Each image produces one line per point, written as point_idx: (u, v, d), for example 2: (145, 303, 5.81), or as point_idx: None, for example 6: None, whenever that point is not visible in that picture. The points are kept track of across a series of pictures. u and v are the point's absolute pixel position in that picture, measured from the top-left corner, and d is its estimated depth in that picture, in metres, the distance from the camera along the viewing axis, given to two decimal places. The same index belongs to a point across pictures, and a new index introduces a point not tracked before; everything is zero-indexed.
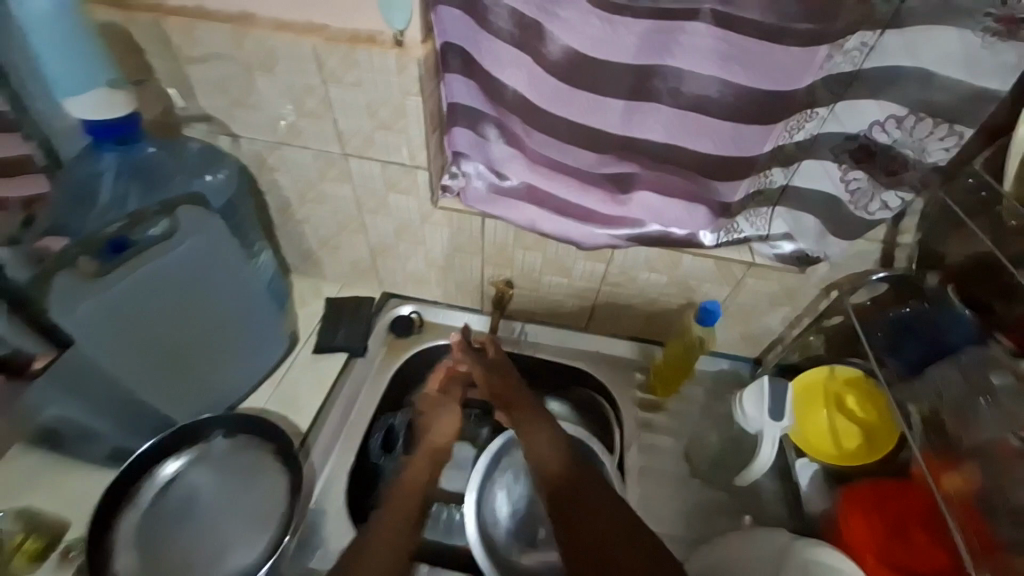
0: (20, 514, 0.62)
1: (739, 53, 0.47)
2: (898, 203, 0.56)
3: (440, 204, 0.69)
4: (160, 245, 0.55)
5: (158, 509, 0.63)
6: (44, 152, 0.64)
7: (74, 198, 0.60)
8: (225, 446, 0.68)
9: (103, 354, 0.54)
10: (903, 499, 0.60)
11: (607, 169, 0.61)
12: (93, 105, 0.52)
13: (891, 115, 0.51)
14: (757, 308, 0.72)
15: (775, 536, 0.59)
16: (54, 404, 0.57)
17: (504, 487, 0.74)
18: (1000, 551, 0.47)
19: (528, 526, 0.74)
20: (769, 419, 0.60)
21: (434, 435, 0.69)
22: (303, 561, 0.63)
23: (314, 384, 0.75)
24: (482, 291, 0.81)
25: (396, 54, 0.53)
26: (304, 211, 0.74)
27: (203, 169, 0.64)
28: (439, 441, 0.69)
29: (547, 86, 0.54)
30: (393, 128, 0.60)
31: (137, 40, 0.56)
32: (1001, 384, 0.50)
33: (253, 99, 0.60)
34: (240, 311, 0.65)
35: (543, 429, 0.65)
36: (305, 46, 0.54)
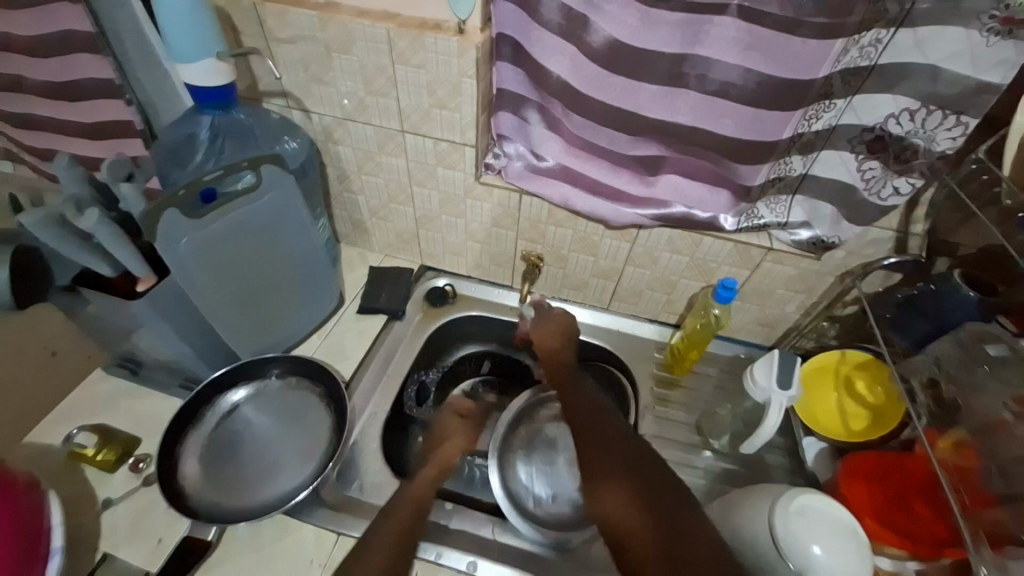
0: (99, 428, 0.70)
1: (760, 43, 0.53)
2: (909, 189, 0.59)
3: (482, 179, 0.76)
4: (246, 196, 0.65)
5: (219, 431, 0.71)
6: (143, 119, 0.75)
7: (172, 153, 0.71)
8: (279, 385, 0.76)
9: (191, 282, 0.63)
10: (905, 471, 0.63)
11: (635, 151, 0.68)
12: (203, 73, 0.63)
13: (905, 108, 0.55)
14: (773, 293, 0.76)
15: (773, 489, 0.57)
16: (143, 329, 0.65)
17: (523, 446, 0.81)
18: (990, 506, 0.49)
19: (546, 485, 0.78)
20: (778, 387, 0.64)
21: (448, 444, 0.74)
22: (343, 488, 0.70)
23: (357, 338, 0.84)
24: (514, 265, 0.88)
25: (458, 39, 0.61)
26: (359, 181, 0.82)
27: (283, 135, 0.74)
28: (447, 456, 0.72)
29: (588, 71, 0.61)
30: (448, 106, 0.68)
31: (235, 22, 0.66)
32: (998, 355, 0.53)
33: (329, 77, 0.69)
34: (303, 259, 0.75)
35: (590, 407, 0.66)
36: (380, 30, 0.62)
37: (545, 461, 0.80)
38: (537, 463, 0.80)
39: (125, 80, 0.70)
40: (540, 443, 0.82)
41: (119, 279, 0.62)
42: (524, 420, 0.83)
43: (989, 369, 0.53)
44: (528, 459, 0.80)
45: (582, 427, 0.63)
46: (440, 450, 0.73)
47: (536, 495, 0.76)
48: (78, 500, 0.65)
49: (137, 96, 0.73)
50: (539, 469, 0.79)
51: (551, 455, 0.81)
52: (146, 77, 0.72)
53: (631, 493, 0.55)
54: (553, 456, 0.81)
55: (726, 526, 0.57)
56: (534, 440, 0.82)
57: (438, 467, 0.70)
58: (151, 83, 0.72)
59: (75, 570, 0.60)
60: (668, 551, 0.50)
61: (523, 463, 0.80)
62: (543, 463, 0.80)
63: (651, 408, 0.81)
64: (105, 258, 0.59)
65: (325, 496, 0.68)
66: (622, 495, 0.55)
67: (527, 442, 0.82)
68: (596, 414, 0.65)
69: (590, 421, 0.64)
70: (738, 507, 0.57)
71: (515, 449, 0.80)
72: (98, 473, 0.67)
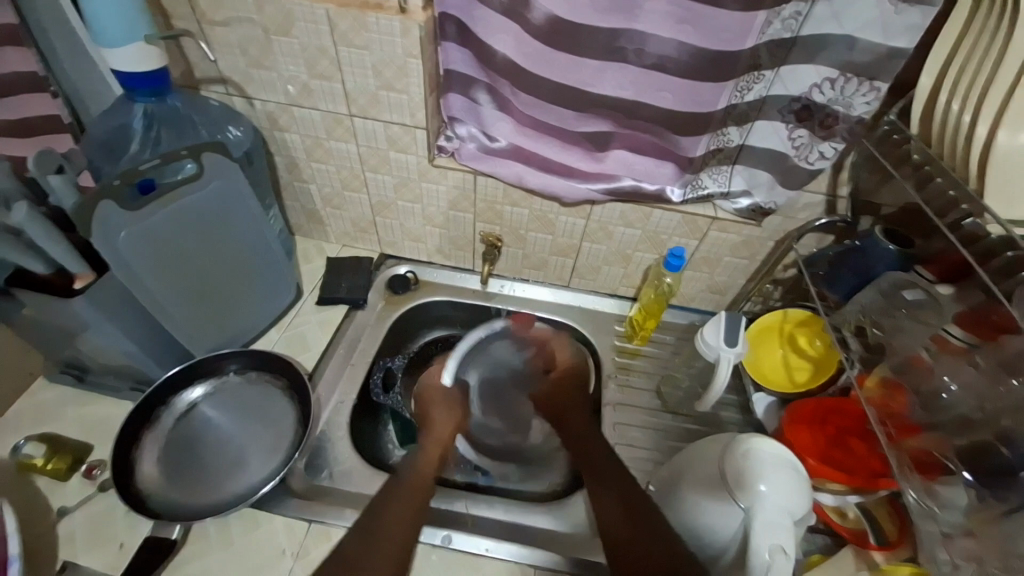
0: (48, 437, 0.67)
1: (690, 16, 0.56)
2: (833, 153, 0.64)
3: (436, 162, 0.76)
4: (188, 184, 0.63)
5: (178, 431, 0.69)
6: (71, 111, 0.71)
7: (104, 145, 0.68)
8: (238, 381, 0.74)
9: (133, 277, 0.61)
10: (845, 415, 0.69)
11: (585, 128, 0.70)
12: (131, 58, 0.60)
13: (826, 77, 0.59)
14: (720, 260, 0.80)
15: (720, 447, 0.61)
16: (86, 331, 0.62)
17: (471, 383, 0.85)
18: (914, 433, 0.54)
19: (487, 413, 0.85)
20: (725, 345, 0.69)
21: (438, 425, 0.75)
22: (312, 478, 0.70)
23: (319, 329, 0.83)
24: (474, 248, 0.89)
25: (400, 18, 0.60)
26: (310, 169, 0.81)
27: (226, 124, 0.72)
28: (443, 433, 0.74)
29: (533, 48, 0.62)
30: (396, 88, 0.67)
31: (164, 5, 0.64)
32: (914, 300, 0.58)
33: (270, 61, 0.67)
34: (256, 251, 0.73)
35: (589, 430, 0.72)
36: (319, 9, 0.61)
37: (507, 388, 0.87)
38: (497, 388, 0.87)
39: (48, 70, 0.67)
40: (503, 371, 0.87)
41: (54, 277, 0.58)
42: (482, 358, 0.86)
43: (908, 312, 0.58)
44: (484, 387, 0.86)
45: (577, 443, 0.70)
46: (432, 438, 0.73)
47: (490, 426, 0.85)
48: (31, 511, 0.62)
49: (63, 88, 0.69)
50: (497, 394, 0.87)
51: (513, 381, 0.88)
52: (72, 67, 0.68)
53: (622, 502, 0.61)
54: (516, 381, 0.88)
55: (683, 514, 0.60)
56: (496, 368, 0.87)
57: (435, 453, 0.70)
58: (78, 74, 0.69)
59: None
60: (659, 542, 0.55)
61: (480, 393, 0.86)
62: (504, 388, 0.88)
63: (614, 377, 0.84)
64: (36, 256, 0.56)
65: (294, 486, 0.68)
66: (615, 499, 0.61)
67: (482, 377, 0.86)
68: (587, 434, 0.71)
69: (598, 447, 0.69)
70: (693, 504, 0.59)
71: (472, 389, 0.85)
72: (50, 483, 0.64)
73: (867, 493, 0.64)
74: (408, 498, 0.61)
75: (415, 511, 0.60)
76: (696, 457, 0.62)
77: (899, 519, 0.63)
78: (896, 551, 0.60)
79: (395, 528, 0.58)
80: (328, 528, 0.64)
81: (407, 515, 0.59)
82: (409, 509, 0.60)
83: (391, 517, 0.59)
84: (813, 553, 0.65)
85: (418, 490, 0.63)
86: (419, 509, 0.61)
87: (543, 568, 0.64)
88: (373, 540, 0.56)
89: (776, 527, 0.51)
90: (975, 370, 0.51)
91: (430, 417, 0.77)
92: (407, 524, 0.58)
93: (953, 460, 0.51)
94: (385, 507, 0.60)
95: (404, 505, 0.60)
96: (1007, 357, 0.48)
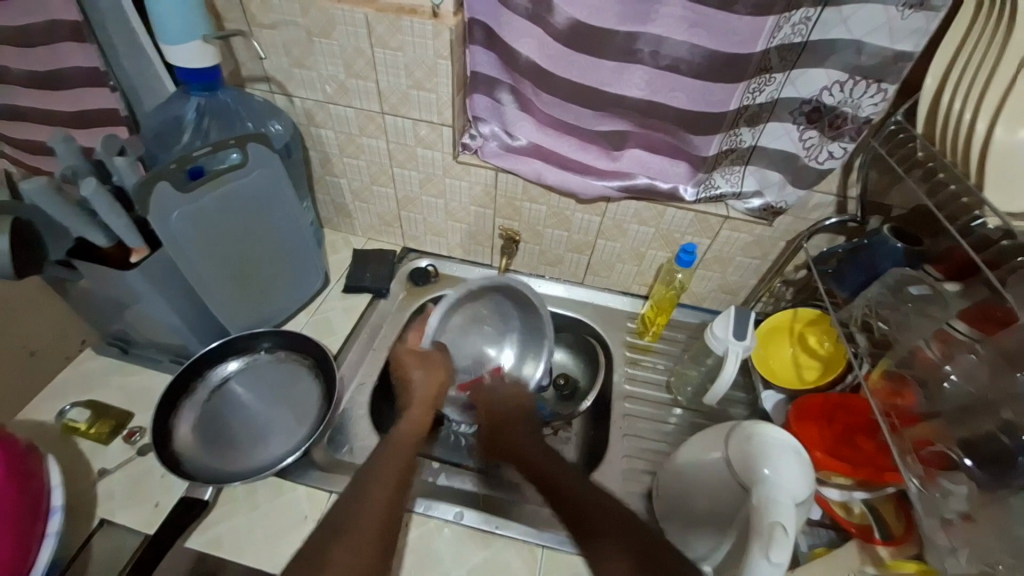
0: (93, 403, 0.72)
1: (703, 20, 0.59)
2: (842, 153, 0.66)
3: (460, 158, 0.81)
4: (233, 172, 0.68)
5: (212, 402, 0.74)
6: (126, 106, 0.78)
7: (156, 134, 0.74)
8: (267, 359, 0.79)
9: (182, 253, 0.66)
10: (853, 415, 0.70)
11: (602, 127, 0.73)
12: (188, 55, 0.66)
13: (835, 81, 0.61)
14: (732, 259, 0.82)
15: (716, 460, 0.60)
16: (135, 303, 0.67)
17: (450, 337, 0.86)
18: (916, 421, 0.55)
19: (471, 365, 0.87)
20: (733, 339, 0.71)
21: (421, 389, 0.78)
22: (333, 452, 0.74)
23: (344, 314, 0.88)
24: (493, 243, 0.92)
25: (433, 22, 0.65)
26: (342, 164, 0.86)
27: (268, 119, 0.78)
28: (427, 396, 0.77)
29: (554, 50, 0.66)
30: (426, 87, 0.72)
31: (219, 10, 0.70)
32: (918, 294, 0.60)
33: (311, 61, 0.73)
34: (289, 236, 0.79)
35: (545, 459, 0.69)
36: (359, 14, 0.66)
37: (487, 324, 0.88)
38: (473, 321, 0.87)
39: (108, 66, 0.74)
40: (481, 306, 0.87)
41: (113, 250, 0.65)
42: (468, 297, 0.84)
43: (914, 305, 0.60)
44: (460, 322, 0.86)
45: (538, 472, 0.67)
46: (416, 402, 0.76)
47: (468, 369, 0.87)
48: (74, 470, 0.67)
49: (121, 83, 0.76)
50: (472, 330, 0.88)
51: (493, 320, 0.89)
52: (130, 65, 0.75)
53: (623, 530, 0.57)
54: (495, 321, 0.89)
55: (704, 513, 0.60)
56: (472, 303, 0.86)
57: (420, 416, 0.74)
58: (134, 70, 0.76)
59: (73, 533, 0.62)
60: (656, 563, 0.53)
61: (455, 330, 0.86)
62: (479, 321, 0.88)
63: (625, 370, 0.87)
64: (99, 228, 0.62)
65: (316, 458, 0.72)
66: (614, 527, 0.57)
67: (460, 317, 0.86)
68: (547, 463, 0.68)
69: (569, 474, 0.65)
70: (710, 507, 0.60)
71: (447, 331, 0.85)
72: (93, 445, 0.69)
73: (874, 489, 0.65)
74: (396, 458, 0.65)
75: (401, 474, 0.63)
76: (695, 472, 0.63)
77: (906, 516, 0.63)
78: (902, 547, 0.59)
79: (382, 489, 0.60)
80: None
81: (394, 477, 0.62)
82: (396, 471, 0.63)
83: (378, 480, 0.61)
84: (819, 546, 0.66)
85: (405, 454, 0.66)
86: (403, 476, 0.63)
87: (548, 547, 0.65)
88: (363, 500, 0.59)
89: (778, 504, 0.51)
90: (975, 358, 0.52)
91: (412, 381, 0.79)
92: (391, 487, 0.61)
93: (953, 448, 0.51)
94: (375, 469, 0.62)
95: (382, 491, 0.60)
96: (1007, 348, 0.49)
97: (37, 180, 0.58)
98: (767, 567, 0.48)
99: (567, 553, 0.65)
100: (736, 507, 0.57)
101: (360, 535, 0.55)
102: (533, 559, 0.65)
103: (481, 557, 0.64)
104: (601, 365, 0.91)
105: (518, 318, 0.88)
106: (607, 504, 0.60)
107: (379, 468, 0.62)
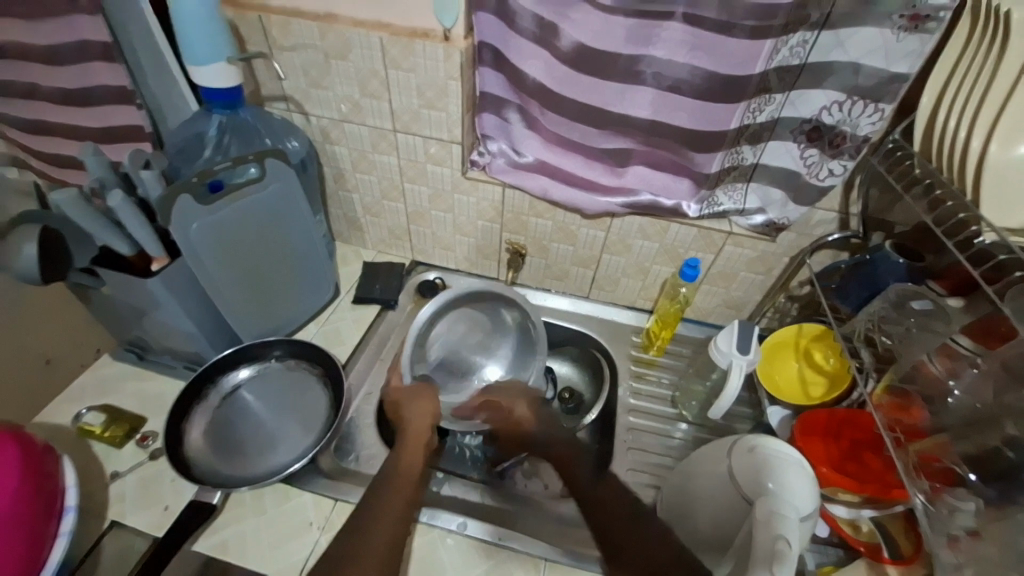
0: (108, 407, 0.74)
1: (702, 43, 0.62)
2: (842, 170, 0.67)
3: (468, 174, 0.83)
4: (252, 186, 0.71)
5: (224, 408, 0.76)
6: (151, 123, 0.82)
7: (180, 148, 0.78)
8: (278, 367, 0.81)
9: (200, 262, 0.68)
10: (859, 430, 0.69)
11: (606, 144, 0.76)
12: (213, 76, 0.70)
13: (834, 100, 0.63)
14: (736, 274, 0.83)
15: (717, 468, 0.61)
16: (153, 310, 0.69)
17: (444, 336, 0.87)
18: (922, 436, 0.55)
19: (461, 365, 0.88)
20: (737, 352, 0.72)
21: (416, 420, 0.75)
22: (340, 460, 0.76)
23: (352, 325, 0.89)
24: (499, 256, 0.94)
25: (444, 45, 0.68)
26: (355, 178, 0.89)
27: (285, 137, 0.82)
28: (420, 429, 0.73)
29: (560, 72, 0.69)
30: (436, 106, 0.75)
31: (243, 33, 0.74)
32: (922, 309, 0.60)
33: (328, 81, 0.76)
34: (301, 247, 0.81)
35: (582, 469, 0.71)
36: (374, 38, 0.69)
37: (498, 333, 0.89)
38: (483, 330, 0.89)
39: (136, 86, 0.78)
40: (495, 313, 0.89)
41: (135, 258, 0.67)
42: (466, 300, 0.86)
43: (917, 321, 0.60)
44: (456, 326, 0.88)
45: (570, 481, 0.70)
46: (410, 432, 0.73)
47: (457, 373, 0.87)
48: (88, 471, 0.68)
49: (147, 102, 0.80)
50: (487, 339, 0.89)
51: (503, 329, 0.90)
52: (157, 84, 0.79)
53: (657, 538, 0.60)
54: (505, 328, 0.90)
55: (706, 529, 0.60)
56: (473, 307, 0.88)
57: (416, 449, 0.71)
58: (160, 90, 0.80)
59: (82, 536, 0.63)
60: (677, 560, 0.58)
61: (464, 337, 0.88)
62: (492, 329, 0.89)
63: (630, 383, 0.87)
64: (125, 238, 0.65)
65: (322, 465, 0.73)
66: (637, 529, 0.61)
67: (458, 321, 0.88)
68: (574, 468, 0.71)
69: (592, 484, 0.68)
70: (710, 521, 0.60)
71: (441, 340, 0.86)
72: (106, 449, 0.71)
73: (882, 506, 0.64)
74: (396, 497, 0.63)
75: (402, 507, 0.62)
76: (700, 483, 0.63)
77: (916, 534, 0.62)
78: (911, 566, 0.58)
79: (382, 526, 0.60)
80: (352, 506, 0.68)
81: (394, 513, 0.62)
82: (398, 506, 0.62)
83: (380, 516, 0.61)
84: (826, 564, 0.65)
85: (407, 486, 0.65)
86: (405, 512, 0.62)
87: (552, 559, 0.65)
88: (364, 540, 0.58)
89: (780, 518, 0.51)
90: (975, 372, 0.53)
91: (405, 415, 0.76)
92: (394, 521, 0.61)
93: (959, 463, 0.51)
94: (371, 511, 0.61)
95: (382, 533, 0.59)
96: (1011, 364, 0.49)
97: (66, 189, 0.60)
98: None
99: (571, 566, 0.65)
100: (739, 519, 0.56)
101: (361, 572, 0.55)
102: (536, 571, 0.64)
103: (484, 568, 0.64)
104: (604, 379, 0.92)
105: (517, 332, 0.89)
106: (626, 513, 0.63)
107: (378, 504, 0.62)
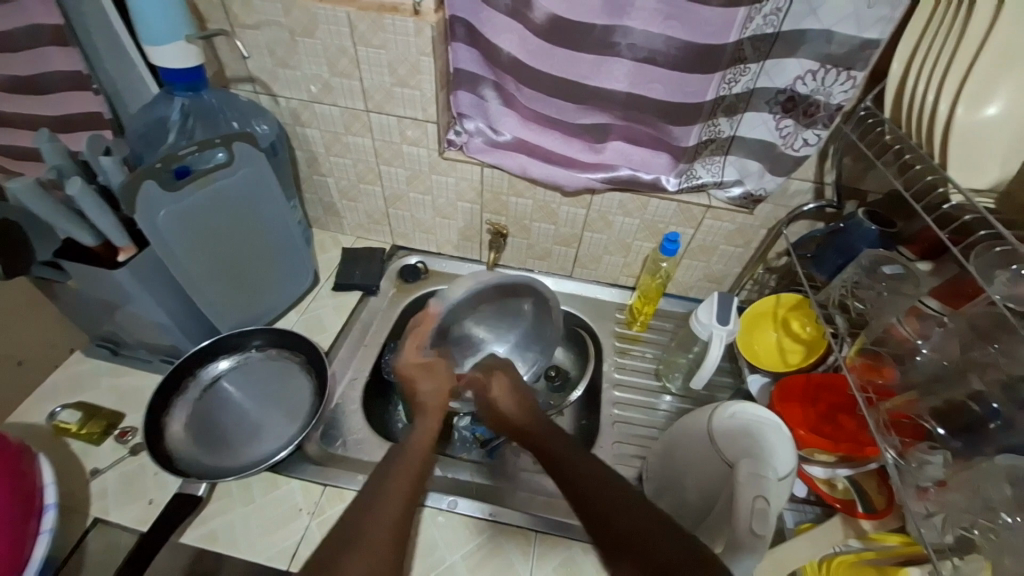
0: (84, 404, 0.72)
1: (675, 12, 0.61)
2: (816, 139, 0.68)
3: (446, 155, 0.82)
4: (220, 171, 0.68)
5: (205, 399, 0.75)
6: (111, 110, 0.79)
7: (147, 136, 0.75)
8: (259, 357, 0.80)
9: (169, 251, 0.66)
10: (835, 395, 0.71)
11: (584, 120, 0.75)
12: (171, 56, 0.67)
13: (808, 69, 0.63)
14: (715, 247, 0.84)
15: (699, 432, 0.62)
16: (125, 302, 0.67)
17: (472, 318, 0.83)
18: (893, 395, 0.57)
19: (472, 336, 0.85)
20: (717, 323, 0.73)
21: (429, 396, 0.75)
22: (327, 446, 0.74)
23: (334, 312, 0.88)
24: (481, 237, 0.93)
25: (414, 19, 0.66)
26: (329, 162, 0.87)
27: (252, 121, 0.79)
28: (438, 402, 0.74)
29: (535, 44, 0.68)
30: (409, 84, 0.73)
31: (201, 11, 0.71)
32: (893, 272, 0.61)
33: (295, 61, 0.74)
34: (276, 236, 0.79)
35: (558, 441, 0.67)
36: (341, 13, 0.67)
37: (509, 317, 0.86)
38: (498, 311, 0.85)
39: (92, 71, 0.74)
40: (513, 299, 0.84)
41: (100, 249, 0.65)
42: (494, 293, 0.80)
43: (887, 285, 0.62)
44: (484, 309, 0.82)
45: (548, 450, 0.66)
46: (426, 411, 0.72)
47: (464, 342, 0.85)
48: (66, 469, 0.67)
49: (105, 86, 0.76)
50: (496, 319, 0.86)
51: (516, 312, 0.86)
52: (113, 68, 0.76)
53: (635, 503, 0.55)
54: (519, 314, 0.87)
55: (693, 495, 0.62)
56: (502, 297, 0.82)
57: (429, 428, 0.69)
58: (117, 73, 0.76)
59: (64, 534, 0.62)
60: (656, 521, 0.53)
61: (478, 315, 0.83)
62: (506, 312, 0.85)
63: (614, 359, 0.88)
64: (87, 228, 0.62)
65: (309, 453, 0.72)
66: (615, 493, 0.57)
67: (486, 306, 0.82)
68: (552, 437, 0.68)
69: (568, 451, 0.65)
70: (693, 486, 0.62)
71: (460, 325, 0.82)
72: (85, 446, 0.69)
73: (858, 465, 0.66)
74: (405, 471, 0.61)
75: (410, 486, 0.59)
76: (683, 453, 0.64)
77: (888, 491, 0.65)
78: (884, 520, 0.61)
79: (391, 503, 0.56)
80: (341, 491, 0.68)
81: (402, 491, 0.58)
82: (404, 485, 0.58)
83: (388, 495, 0.57)
84: (804, 522, 0.68)
85: (416, 462, 0.62)
86: (415, 484, 0.59)
87: (541, 532, 0.66)
88: (374, 512, 0.55)
89: (760, 479, 0.52)
90: (942, 330, 0.56)
91: (419, 391, 0.75)
92: (401, 501, 0.57)
93: (927, 419, 0.53)
94: (384, 483, 0.58)
95: (392, 506, 0.56)
96: (975, 322, 0.52)
97: (22, 178, 0.57)
98: (752, 540, 0.50)
99: (560, 537, 0.66)
100: (723, 481, 0.58)
101: (368, 550, 0.51)
102: (526, 545, 0.66)
103: (476, 544, 0.65)
104: (591, 356, 0.91)
105: (530, 316, 0.87)
106: (600, 481, 0.59)
107: (387, 479, 0.59)
